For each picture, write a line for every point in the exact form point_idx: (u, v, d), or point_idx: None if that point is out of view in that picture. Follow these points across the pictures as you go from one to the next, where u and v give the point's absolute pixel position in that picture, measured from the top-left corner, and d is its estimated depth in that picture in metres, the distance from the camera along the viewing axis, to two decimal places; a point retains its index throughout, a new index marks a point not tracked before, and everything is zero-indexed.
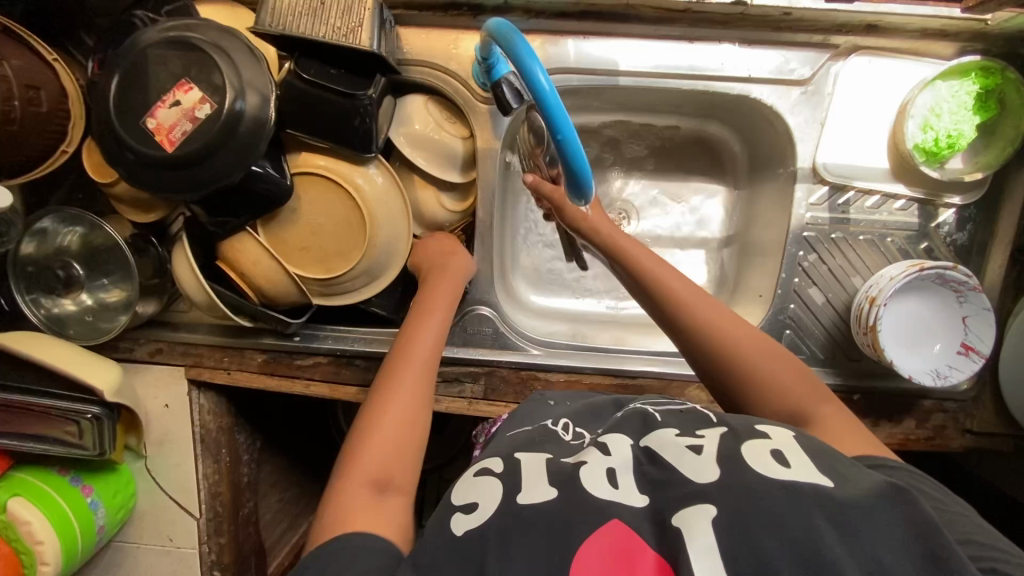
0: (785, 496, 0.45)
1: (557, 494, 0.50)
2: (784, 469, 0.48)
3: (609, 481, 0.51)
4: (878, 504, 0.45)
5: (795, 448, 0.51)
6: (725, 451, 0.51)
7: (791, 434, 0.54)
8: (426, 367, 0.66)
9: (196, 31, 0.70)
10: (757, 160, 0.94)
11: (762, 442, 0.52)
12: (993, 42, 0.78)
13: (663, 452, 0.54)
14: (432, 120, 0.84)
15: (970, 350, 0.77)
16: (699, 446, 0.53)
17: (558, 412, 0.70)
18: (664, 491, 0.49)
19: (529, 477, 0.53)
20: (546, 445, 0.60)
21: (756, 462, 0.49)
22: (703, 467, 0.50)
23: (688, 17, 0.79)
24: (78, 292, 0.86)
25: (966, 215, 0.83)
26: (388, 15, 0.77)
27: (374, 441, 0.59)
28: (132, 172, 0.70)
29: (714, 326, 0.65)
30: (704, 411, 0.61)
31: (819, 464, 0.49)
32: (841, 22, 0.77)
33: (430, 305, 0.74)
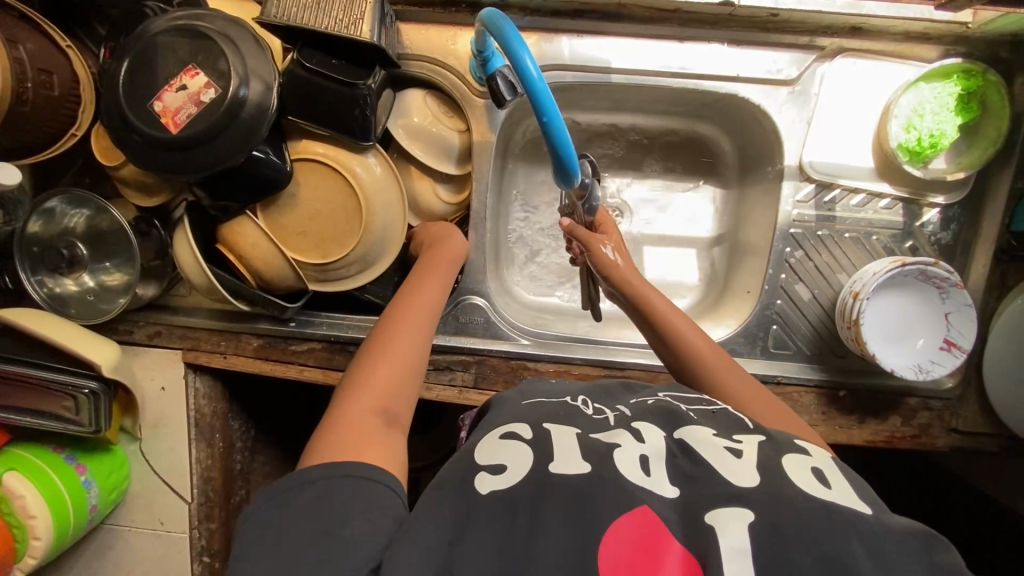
0: (827, 516, 0.44)
1: (591, 469, 0.49)
2: (824, 488, 0.48)
3: (641, 467, 0.50)
4: (900, 537, 0.44)
5: (833, 469, 0.51)
6: (764, 461, 0.51)
7: (828, 455, 0.55)
8: (423, 317, 0.69)
9: (204, 21, 0.73)
10: (747, 161, 0.96)
11: (804, 461, 0.52)
12: (975, 46, 0.80)
13: (699, 448, 0.52)
14: (430, 113, 0.87)
15: (952, 345, 0.79)
16: (739, 450, 0.52)
17: (569, 388, 0.68)
18: (699, 487, 0.48)
19: (559, 445, 0.53)
20: (572, 420, 0.58)
21: (797, 476, 0.49)
22: (743, 470, 0.49)
23: (678, 17, 0.81)
24: (80, 273, 0.88)
25: (951, 215, 0.84)
26: (389, 10, 0.80)
27: (380, 375, 0.61)
28: (138, 153, 0.73)
29: (704, 352, 0.70)
30: (737, 416, 0.60)
31: (857, 490, 0.49)
32: (827, 24, 0.80)
33: (428, 271, 0.77)
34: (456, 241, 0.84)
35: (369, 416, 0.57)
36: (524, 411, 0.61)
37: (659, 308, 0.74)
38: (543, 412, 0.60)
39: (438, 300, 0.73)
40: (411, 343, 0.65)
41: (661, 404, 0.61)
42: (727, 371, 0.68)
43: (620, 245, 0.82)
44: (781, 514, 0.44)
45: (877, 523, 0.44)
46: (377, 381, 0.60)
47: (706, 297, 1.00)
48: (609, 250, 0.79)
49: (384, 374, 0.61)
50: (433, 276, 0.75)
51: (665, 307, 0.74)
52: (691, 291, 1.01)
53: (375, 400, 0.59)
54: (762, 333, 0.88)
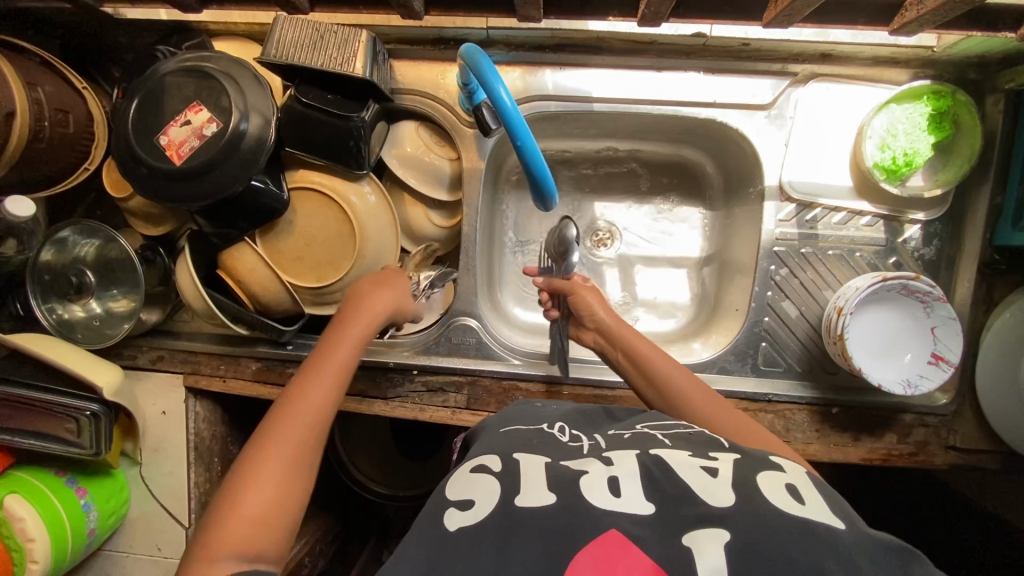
0: (800, 531, 0.44)
1: (557, 498, 0.49)
2: (797, 505, 0.47)
3: (611, 490, 0.50)
4: (879, 549, 0.44)
5: (808, 486, 0.51)
6: (738, 476, 0.51)
7: (804, 472, 0.54)
8: (311, 418, 0.61)
9: (210, 61, 0.78)
10: (731, 183, 0.99)
11: (777, 477, 0.52)
12: (943, 68, 0.83)
13: (676, 467, 0.52)
14: (422, 143, 0.91)
15: (940, 359, 0.79)
16: (715, 469, 0.52)
17: (552, 414, 0.69)
18: (672, 506, 0.48)
19: (528, 479, 0.53)
20: (547, 449, 0.59)
21: (772, 493, 0.49)
22: (719, 490, 0.49)
23: (655, 48, 0.85)
24: (88, 299, 0.92)
25: (933, 231, 0.85)
26: (381, 48, 0.84)
27: (245, 509, 0.54)
28: (145, 184, 0.77)
29: (680, 384, 0.71)
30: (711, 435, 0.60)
31: (830, 506, 0.48)
32: (797, 52, 0.83)
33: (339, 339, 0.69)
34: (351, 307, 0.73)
35: (229, 560, 0.52)
36: (498, 442, 0.62)
37: (632, 341, 0.76)
38: (517, 441, 0.61)
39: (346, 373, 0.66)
40: (299, 450, 0.59)
41: (636, 436, 0.60)
42: (705, 399, 0.70)
43: (598, 298, 0.82)
44: (754, 530, 0.44)
45: (840, 532, 0.45)
46: (231, 533, 0.53)
47: (697, 317, 1.01)
48: (593, 301, 0.80)
49: (237, 526, 0.53)
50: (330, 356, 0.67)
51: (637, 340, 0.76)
52: (682, 311, 1.03)
53: (235, 541, 0.53)
54: (751, 351, 0.89)
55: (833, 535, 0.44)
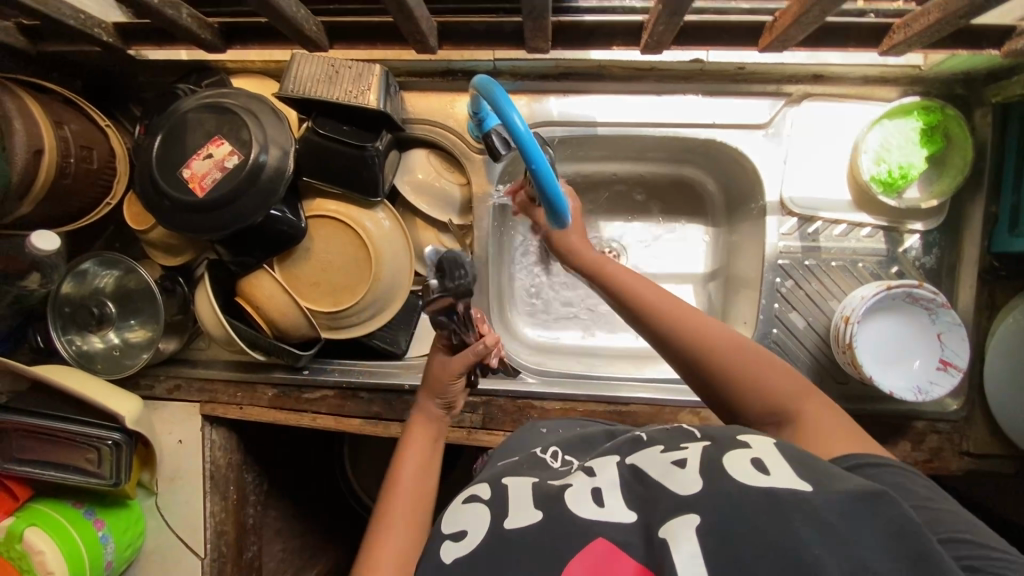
0: (770, 504, 0.43)
1: (542, 515, 0.51)
2: (762, 477, 0.46)
3: (594, 500, 0.50)
4: (856, 507, 0.42)
5: (775, 454, 0.49)
6: (705, 458, 0.50)
7: (772, 441, 0.51)
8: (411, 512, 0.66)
9: (229, 98, 0.81)
10: (732, 200, 1.02)
11: (742, 453, 0.49)
12: (931, 85, 0.86)
13: (648, 469, 0.52)
14: (433, 170, 0.94)
15: (948, 365, 0.80)
16: (683, 460, 0.51)
17: (553, 438, 0.71)
18: (649, 506, 0.48)
19: (516, 500, 0.54)
20: (534, 470, 0.61)
21: (736, 470, 0.47)
22: (686, 478, 0.48)
23: (654, 75, 0.89)
24: (107, 330, 0.94)
25: (931, 240, 0.88)
26: (393, 81, 0.87)
27: None
28: (167, 215, 0.80)
29: (650, 300, 0.65)
30: (688, 428, 0.58)
31: (798, 469, 0.46)
32: (790, 74, 0.87)
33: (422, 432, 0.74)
34: (427, 411, 0.75)
35: None
36: (492, 471, 0.64)
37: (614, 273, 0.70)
38: (510, 467, 0.63)
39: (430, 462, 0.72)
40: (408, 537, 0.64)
41: (621, 442, 0.61)
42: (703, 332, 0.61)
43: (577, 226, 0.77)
44: (738, 517, 0.43)
45: (809, 496, 0.43)
46: None
47: None
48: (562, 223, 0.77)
49: None
50: (410, 457, 0.71)
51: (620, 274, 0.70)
52: None
53: None
54: None
55: (801, 500, 0.43)
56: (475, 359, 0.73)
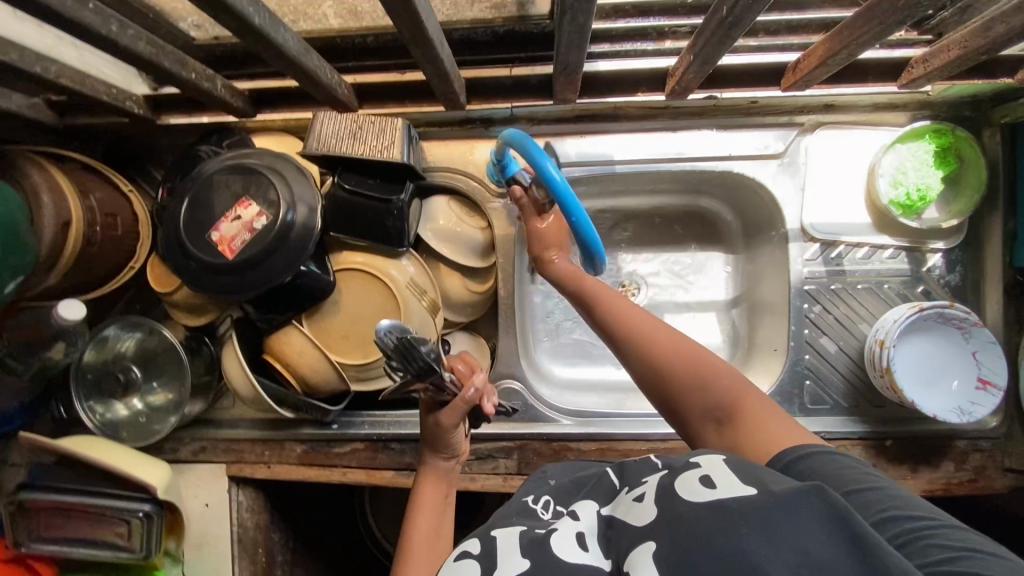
0: (715, 514, 0.43)
1: (529, 563, 0.50)
2: (708, 490, 0.46)
3: (579, 544, 0.51)
4: (796, 503, 0.41)
5: (721, 467, 0.48)
6: (661, 485, 0.50)
7: (721, 456, 0.50)
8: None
9: (253, 158, 0.81)
10: (750, 227, 1.03)
11: (693, 472, 0.49)
12: (939, 108, 0.88)
13: (617, 509, 0.53)
14: (454, 215, 0.93)
15: (987, 384, 0.80)
16: (643, 493, 0.52)
17: (547, 484, 0.66)
18: (619, 547, 0.48)
19: (504, 554, 0.52)
20: (526, 519, 0.58)
21: (685, 489, 0.48)
22: (642, 509, 0.49)
23: (669, 112, 0.91)
24: (132, 397, 0.92)
25: (954, 257, 0.89)
26: (414, 133, 0.88)
27: None
28: (195, 278, 0.80)
29: (614, 308, 0.68)
30: (653, 459, 0.59)
31: (743, 478, 0.46)
32: (801, 105, 0.89)
33: (432, 493, 0.74)
34: (437, 465, 0.76)
35: None
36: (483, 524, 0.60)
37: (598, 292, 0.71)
38: (500, 517, 0.60)
39: (442, 521, 0.71)
40: None
41: (601, 480, 0.61)
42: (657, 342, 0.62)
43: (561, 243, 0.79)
44: (690, 534, 0.43)
45: (750, 499, 0.43)
46: None
47: (733, 359, 1.03)
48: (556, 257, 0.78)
49: None
50: (422, 518, 0.70)
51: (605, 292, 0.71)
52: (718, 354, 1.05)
53: None
54: (796, 390, 0.90)
55: (743, 505, 0.43)
56: (467, 407, 0.71)
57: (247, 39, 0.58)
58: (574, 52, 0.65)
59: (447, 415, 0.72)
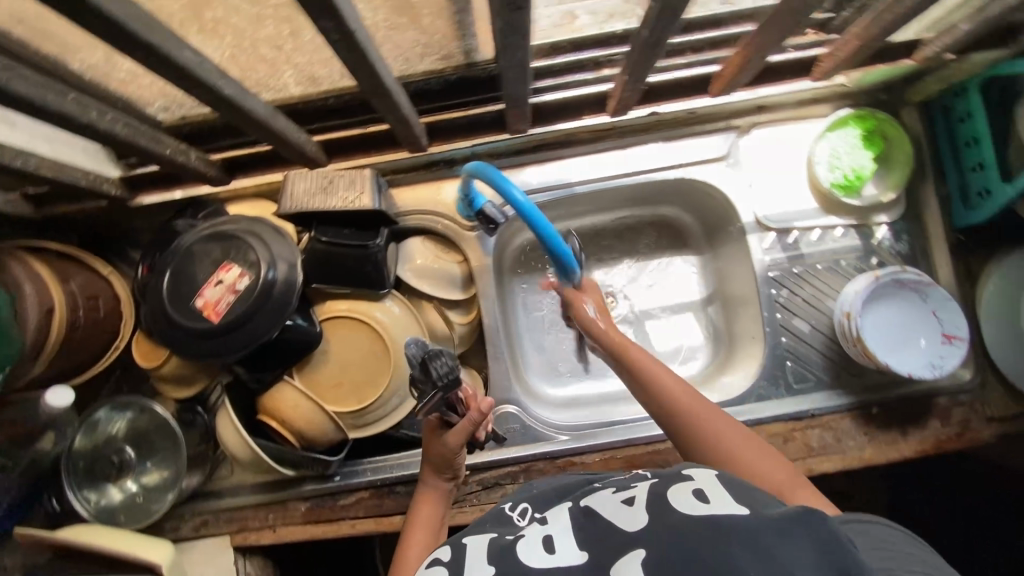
0: (708, 529, 0.46)
1: (494, 570, 0.51)
2: (704, 506, 0.49)
3: (545, 548, 0.52)
4: (786, 528, 0.44)
5: (715, 486, 0.52)
6: (653, 494, 0.52)
7: (713, 474, 0.54)
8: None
9: (230, 224, 0.84)
10: (710, 228, 1.08)
11: (685, 484, 0.53)
12: (859, 96, 0.96)
13: (600, 508, 0.54)
14: (431, 254, 0.97)
15: (951, 338, 0.85)
16: (631, 497, 0.53)
17: (523, 495, 0.68)
18: (600, 543, 0.50)
19: (471, 561, 0.54)
20: (499, 527, 0.60)
21: (680, 500, 0.50)
22: (634, 514, 0.51)
23: (616, 133, 0.98)
24: (126, 478, 0.90)
25: (899, 228, 0.95)
26: (382, 182, 0.93)
27: None
28: (182, 347, 0.81)
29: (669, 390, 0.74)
30: (642, 473, 0.60)
31: (735, 498, 0.49)
32: (734, 109, 0.97)
33: (427, 513, 0.80)
34: (435, 486, 0.83)
35: None
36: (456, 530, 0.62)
37: (650, 370, 0.77)
38: (474, 525, 0.62)
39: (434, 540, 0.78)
40: None
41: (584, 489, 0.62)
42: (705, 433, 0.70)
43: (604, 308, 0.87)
44: (682, 542, 0.45)
45: (745, 519, 0.46)
46: None
47: (717, 354, 1.07)
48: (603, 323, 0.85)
49: None
50: (416, 537, 0.77)
51: (650, 369, 0.77)
52: (702, 351, 1.09)
53: None
54: (780, 372, 0.94)
55: (740, 523, 0.45)
56: (473, 428, 0.79)
57: (218, 107, 0.63)
58: (516, 85, 0.70)
59: (453, 435, 0.79)
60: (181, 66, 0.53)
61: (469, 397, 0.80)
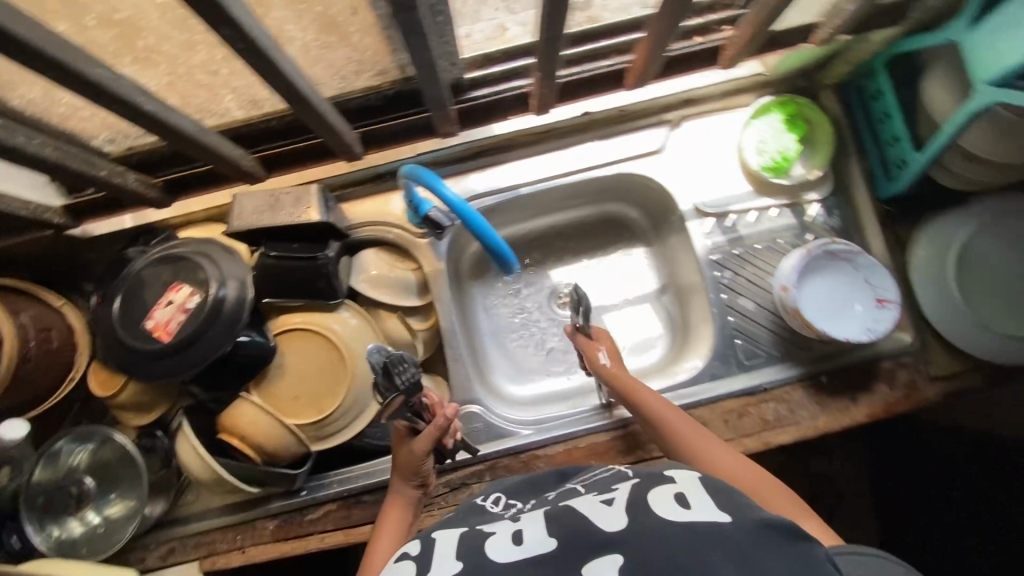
0: (685, 532, 0.48)
1: (462, 567, 0.53)
2: (683, 510, 0.51)
3: (514, 541, 0.53)
4: (766, 535, 0.48)
5: (696, 490, 0.55)
6: (633, 497, 0.54)
7: (695, 478, 0.58)
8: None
9: (180, 246, 0.86)
10: (657, 220, 1.12)
11: (667, 488, 0.55)
12: (780, 84, 1.02)
13: (579, 506, 0.56)
14: (385, 263, 1.00)
15: (884, 301, 0.88)
16: (610, 498, 0.55)
17: (498, 487, 0.70)
18: (572, 536, 0.51)
19: (439, 557, 0.55)
20: (469, 521, 0.62)
21: (659, 504, 0.52)
22: (612, 515, 0.52)
23: (554, 134, 1.02)
24: (86, 510, 0.89)
25: (830, 204, 1.00)
26: (331, 198, 0.95)
27: None
28: (136, 369, 0.82)
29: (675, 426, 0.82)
30: (624, 470, 0.63)
31: (716, 503, 0.52)
32: (663, 104, 1.01)
33: (395, 521, 0.80)
34: (405, 492, 0.82)
35: None
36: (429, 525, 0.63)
37: (658, 410, 0.85)
38: (444, 520, 0.63)
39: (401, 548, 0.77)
40: None
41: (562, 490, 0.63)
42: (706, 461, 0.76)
43: (615, 353, 0.95)
44: (657, 541, 0.48)
45: (722, 525, 0.49)
46: None
47: (675, 341, 1.09)
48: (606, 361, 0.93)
49: None
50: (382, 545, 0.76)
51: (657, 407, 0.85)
52: (660, 340, 1.11)
53: None
54: (730, 350, 0.97)
55: (717, 529, 0.48)
56: (439, 434, 0.80)
57: (144, 123, 0.67)
58: (437, 86, 0.79)
59: (419, 441, 0.80)
60: (96, 83, 0.57)
61: (435, 405, 0.84)
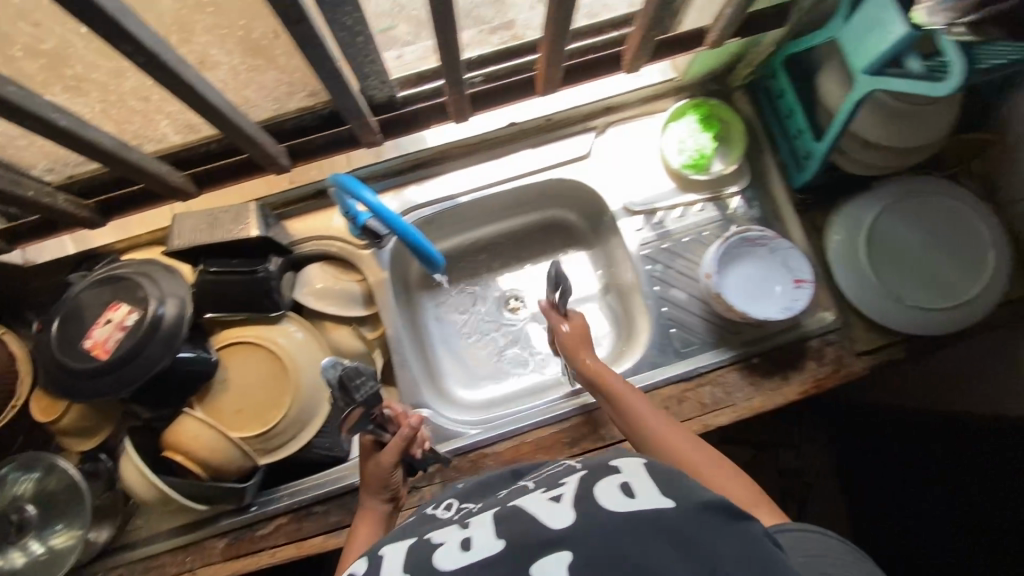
0: (631, 525, 0.43)
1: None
2: (629, 501, 0.46)
3: (462, 546, 0.47)
4: (714, 520, 0.44)
5: (640, 476, 0.50)
6: (580, 490, 0.49)
7: (641, 463, 0.52)
8: None
9: (122, 267, 0.88)
10: (594, 223, 1.17)
11: (614, 478, 0.50)
12: (693, 89, 1.09)
13: (526, 503, 0.50)
14: (330, 276, 1.02)
15: (801, 282, 0.93)
16: (558, 493, 0.49)
17: (447, 494, 0.64)
18: (519, 538, 0.45)
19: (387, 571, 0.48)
20: (415, 528, 0.54)
21: (605, 497, 0.47)
22: (559, 510, 0.47)
23: (487, 145, 1.07)
24: (27, 541, 0.88)
25: (749, 196, 1.06)
26: (272, 216, 0.98)
27: None
28: (73, 389, 0.82)
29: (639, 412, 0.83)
30: (570, 464, 0.58)
31: (662, 488, 0.48)
32: (587, 113, 1.08)
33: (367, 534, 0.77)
34: (373, 506, 0.80)
35: None
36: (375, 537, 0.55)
37: (624, 397, 0.85)
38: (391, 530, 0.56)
39: None
40: None
41: (510, 490, 0.57)
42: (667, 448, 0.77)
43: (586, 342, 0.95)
44: (607, 539, 0.43)
45: (668, 512, 0.44)
46: None
47: (619, 337, 1.13)
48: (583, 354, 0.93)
49: None
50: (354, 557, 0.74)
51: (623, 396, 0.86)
52: (606, 337, 1.15)
53: None
54: (666, 339, 1.01)
55: (664, 517, 0.44)
56: (405, 444, 0.81)
57: (59, 139, 0.70)
58: (348, 98, 0.83)
59: (387, 453, 0.81)
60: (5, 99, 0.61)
61: (399, 415, 0.85)
